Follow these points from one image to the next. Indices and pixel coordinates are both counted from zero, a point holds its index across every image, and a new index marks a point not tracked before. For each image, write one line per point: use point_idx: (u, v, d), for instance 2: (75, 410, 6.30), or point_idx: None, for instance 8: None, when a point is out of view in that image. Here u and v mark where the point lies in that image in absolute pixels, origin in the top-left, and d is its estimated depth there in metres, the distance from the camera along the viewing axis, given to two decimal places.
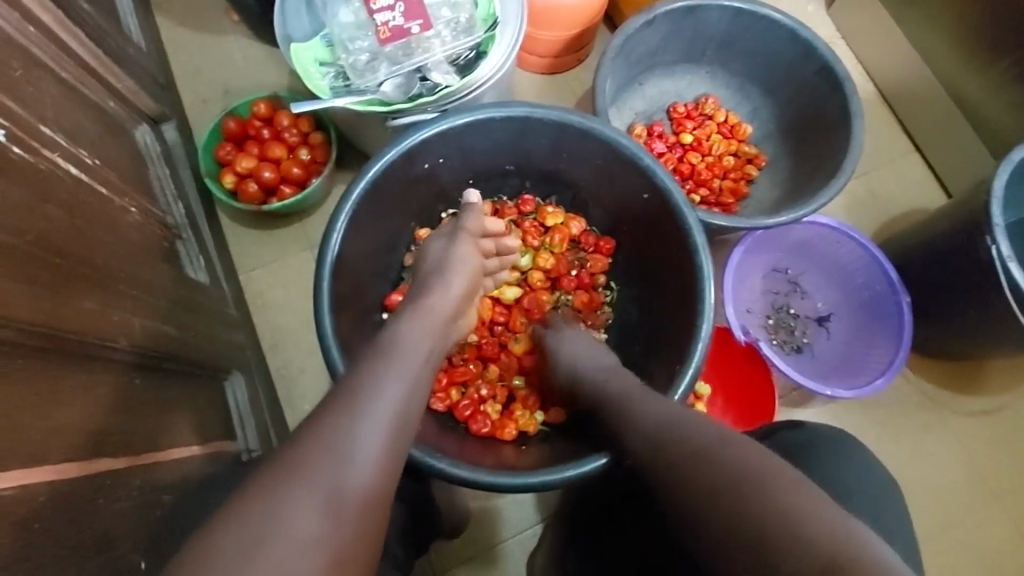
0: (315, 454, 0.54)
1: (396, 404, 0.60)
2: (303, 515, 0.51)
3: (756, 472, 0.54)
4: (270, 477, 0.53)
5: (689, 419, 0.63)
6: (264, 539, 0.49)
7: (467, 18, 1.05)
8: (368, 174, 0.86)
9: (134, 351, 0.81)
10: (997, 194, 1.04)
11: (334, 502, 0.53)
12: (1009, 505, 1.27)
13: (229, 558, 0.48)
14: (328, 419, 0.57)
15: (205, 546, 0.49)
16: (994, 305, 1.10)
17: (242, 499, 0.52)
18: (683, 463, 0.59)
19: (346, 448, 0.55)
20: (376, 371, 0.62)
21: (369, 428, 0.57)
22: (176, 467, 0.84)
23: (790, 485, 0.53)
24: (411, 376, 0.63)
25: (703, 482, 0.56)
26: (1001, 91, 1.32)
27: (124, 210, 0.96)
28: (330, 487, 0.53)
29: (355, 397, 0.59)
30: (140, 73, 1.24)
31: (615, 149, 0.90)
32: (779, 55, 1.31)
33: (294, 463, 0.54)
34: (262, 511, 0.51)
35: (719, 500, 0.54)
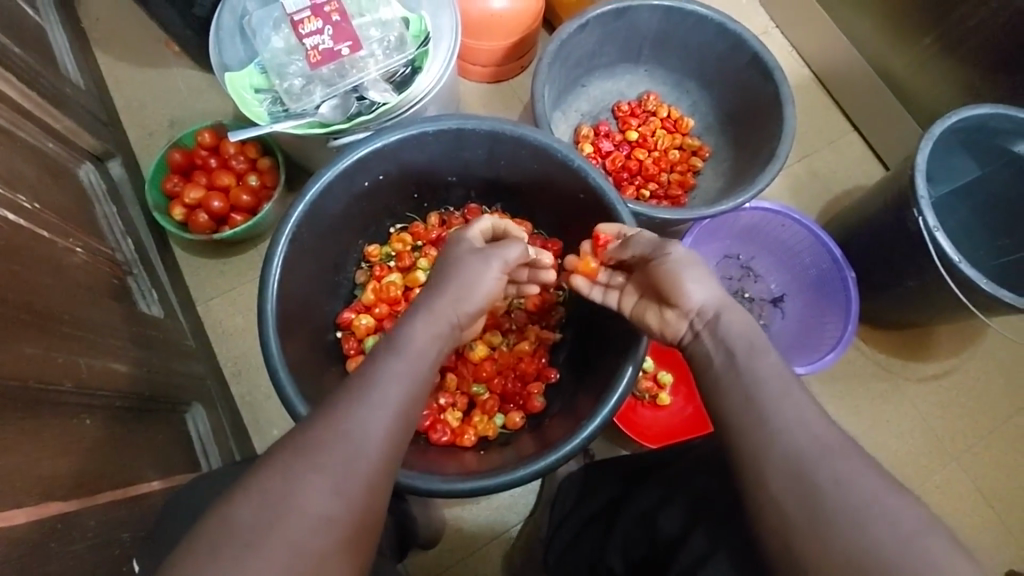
0: (325, 439, 0.56)
1: (402, 392, 0.62)
2: (316, 497, 0.53)
3: (838, 480, 0.54)
4: (279, 460, 0.55)
5: (764, 395, 0.62)
6: (276, 519, 0.51)
7: (397, 36, 1.07)
8: (307, 196, 0.88)
9: (81, 392, 0.81)
10: (920, 168, 1.09)
11: (346, 485, 0.54)
12: (964, 464, 1.33)
13: (247, 532, 0.50)
14: (334, 407, 0.59)
15: (222, 518, 0.51)
16: (929, 273, 1.15)
17: (253, 479, 0.54)
18: (759, 454, 0.58)
19: (354, 431, 0.57)
20: (386, 367, 0.63)
21: (376, 416, 0.59)
22: (134, 506, 0.83)
23: (874, 498, 0.52)
24: (416, 370, 0.64)
25: (779, 476, 0.56)
26: (925, 65, 1.38)
27: (69, 251, 0.96)
28: (341, 470, 0.55)
29: (362, 386, 0.61)
30: (79, 111, 1.24)
31: (549, 153, 0.93)
32: (710, 49, 1.35)
33: (303, 446, 0.55)
34: (274, 491, 0.52)
35: (799, 501, 0.54)
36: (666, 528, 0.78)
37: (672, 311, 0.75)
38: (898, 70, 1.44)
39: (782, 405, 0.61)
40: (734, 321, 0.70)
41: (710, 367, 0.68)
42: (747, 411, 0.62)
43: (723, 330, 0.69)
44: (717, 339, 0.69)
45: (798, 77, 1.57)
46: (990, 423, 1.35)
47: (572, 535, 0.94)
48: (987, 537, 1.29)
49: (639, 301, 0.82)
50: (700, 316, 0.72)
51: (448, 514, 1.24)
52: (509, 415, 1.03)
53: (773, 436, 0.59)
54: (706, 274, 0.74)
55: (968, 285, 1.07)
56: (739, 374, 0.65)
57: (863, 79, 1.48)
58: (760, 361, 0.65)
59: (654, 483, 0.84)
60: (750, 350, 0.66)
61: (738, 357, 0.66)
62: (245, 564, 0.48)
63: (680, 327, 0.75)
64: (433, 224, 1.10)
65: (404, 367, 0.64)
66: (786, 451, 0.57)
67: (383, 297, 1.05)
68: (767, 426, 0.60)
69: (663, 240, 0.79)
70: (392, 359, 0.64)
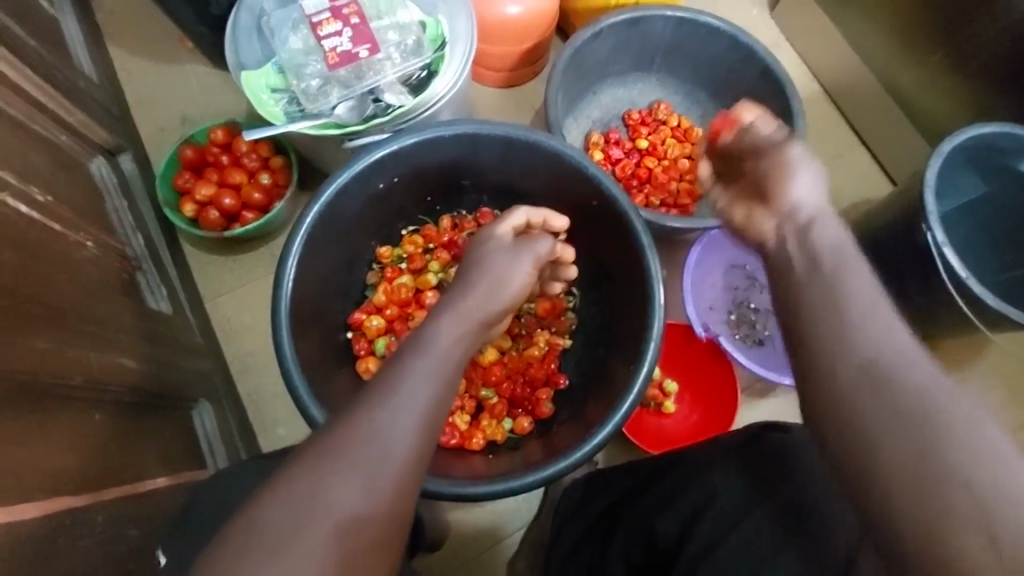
0: (352, 438, 0.56)
1: (429, 391, 0.61)
2: (342, 498, 0.54)
3: (964, 467, 0.50)
4: (306, 460, 0.55)
5: (889, 366, 0.56)
6: (303, 519, 0.52)
7: (415, 40, 1.08)
8: (323, 197, 0.88)
9: (91, 386, 0.81)
10: (930, 184, 1.10)
11: (372, 486, 0.55)
12: None
13: (277, 531, 0.52)
14: (360, 408, 0.58)
15: (254, 517, 0.53)
16: (936, 289, 1.15)
17: (282, 478, 0.55)
18: (873, 442, 0.54)
19: (379, 432, 0.57)
20: (411, 364, 0.62)
21: (402, 416, 0.58)
22: (140, 502, 0.83)
23: (1001, 487, 0.50)
24: (443, 368, 0.63)
25: (900, 461, 0.53)
26: (934, 82, 1.39)
27: (80, 245, 0.96)
28: (367, 471, 0.55)
29: (389, 385, 0.60)
30: (92, 106, 1.24)
31: (564, 160, 0.93)
32: (722, 60, 1.36)
33: (329, 446, 0.56)
34: (302, 490, 0.53)
35: (917, 492, 0.51)
36: (665, 532, 0.79)
37: (768, 210, 0.75)
38: (904, 86, 1.45)
39: (910, 376, 0.55)
40: (825, 228, 0.69)
41: (788, 267, 0.68)
42: (868, 386, 0.56)
43: (812, 234, 0.69)
44: (805, 244, 0.69)
45: (808, 90, 1.58)
46: None
47: (573, 540, 0.94)
48: None
49: (732, 198, 0.82)
50: (793, 216, 0.72)
51: (452, 517, 1.24)
52: (517, 420, 1.04)
53: (904, 419, 0.53)
54: (816, 179, 0.74)
55: (976, 302, 1.08)
56: (859, 336, 0.58)
57: (872, 94, 1.49)
58: (847, 286, 0.62)
59: (654, 489, 0.85)
60: (836, 263, 0.65)
61: (824, 267, 0.65)
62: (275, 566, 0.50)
63: (767, 226, 0.74)
64: (446, 227, 1.10)
65: (430, 364, 0.63)
66: (913, 434, 0.53)
67: (394, 299, 1.06)
68: (888, 407, 0.54)
69: (792, 140, 0.79)
70: (417, 356, 0.63)
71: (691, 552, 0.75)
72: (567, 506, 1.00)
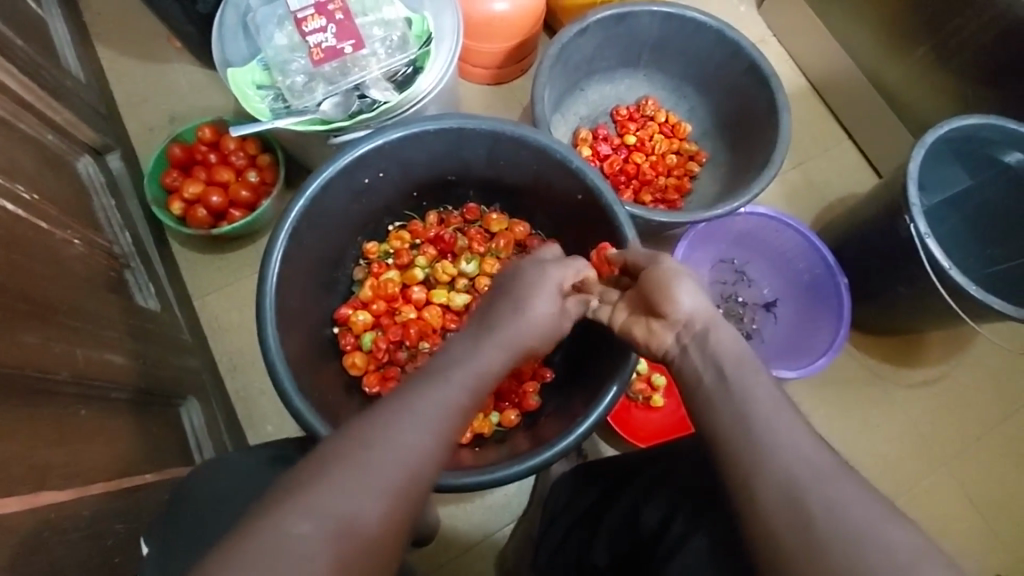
0: (390, 456, 0.57)
1: (460, 420, 0.63)
2: (353, 501, 0.53)
3: (833, 510, 0.53)
4: (334, 468, 0.55)
5: (762, 425, 0.60)
6: (312, 521, 0.51)
7: (400, 36, 1.08)
8: (307, 192, 0.88)
9: (77, 382, 0.81)
10: (913, 175, 1.11)
11: (401, 508, 0.56)
12: (953, 469, 1.34)
13: (309, 545, 0.50)
14: (378, 416, 0.59)
15: (283, 530, 0.50)
16: (919, 279, 1.16)
17: (296, 480, 0.54)
18: (756, 493, 0.56)
19: (396, 440, 0.58)
20: (451, 389, 0.64)
21: (436, 442, 0.60)
22: (126, 498, 0.83)
23: (868, 529, 0.52)
24: (472, 397, 0.66)
25: (780, 504, 0.55)
26: (918, 77, 1.40)
27: (67, 242, 0.96)
28: (399, 491, 0.56)
29: (407, 397, 0.62)
30: (79, 104, 1.24)
31: (549, 153, 0.94)
32: (708, 55, 1.37)
33: (346, 450, 0.56)
34: (337, 505, 0.52)
35: (798, 543, 0.53)
36: (648, 522, 0.79)
37: (660, 322, 0.74)
38: (890, 80, 1.45)
39: (779, 433, 0.59)
40: (721, 335, 0.69)
41: (698, 384, 0.67)
42: (744, 447, 0.59)
43: (712, 343, 0.68)
44: (707, 354, 0.68)
45: (794, 85, 1.59)
46: (977, 430, 1.36)
47: (561, 533, 0.95)
48: (974, 543, 1.30)
49: (623, 314, 0.79)
50: (685, 329, 0.71)
51: (441, 513, 1.25)
52: (504, 413, 1.05)
53: (777, 472, 0.56)
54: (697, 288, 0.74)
55: (958, 292, 1.09)
56: (733, 398, 0.63)
57: (858, 89, 1.50)
58: (754, 387, 0.63)
59: (638, 482, 0.85)
60: (738, 365, 0.66)
61: (728, 374, 0.65)
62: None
63: (666, 338, 0.73)
64: (432, 222, 1.11)
65: (463, 392, 0.65)
66: (786, 486, 0.55)
67: (381, 294, 1.06)
68: (763, 463, 0.58)
69: (659, 252, 0.79)
70: (454, 382, 0.65)
71: (675, 539, 0.74)
72: (556, 503, 1.00)
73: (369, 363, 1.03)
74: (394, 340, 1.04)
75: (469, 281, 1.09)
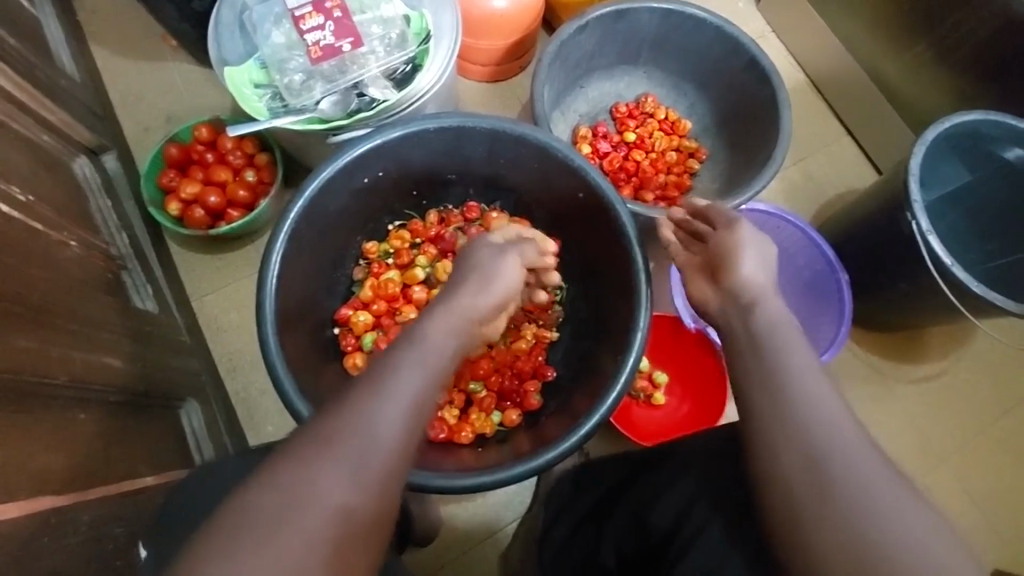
0: (343, 428, 0.57)
1: (417, 385, 0.62)
2: (333, 482, 0.54)
3: (854, 498, 0.54)
4: (298, 446, 0.56)
5: (797, 409, 0.61)
6: (296, 503, 0.52)
7: (398, 34, 1.07)
8: (305, 192, 0.87)
9: (75, 386, 0.80)
10: (913, 172, 1.10)
11: (362, 475, 0.55)
12: (955, 465, 1.35)
13: (264, 518, 0.51)
14: (353, 398, 0.59)
15: (241, 506, 0.52)
16: (920, 276, 1.17)
17: (277, 468, 0.54)
18: (782, 475, 0.58)
19: (377, 427, 0.57)
20: (400, 358, 0.64)
21: (388, 408, 0.59)
22: (125, 501, 0.83)
23: (889, 523, 0.52)
24: (431, 362, 0.65)
25: (802, 487, 0.57)
26: (919, 71, 1.39)
27: (62, 244, 0.95)
28: (357, 460, 0.55)
29: (376, 374, 0.62)
30: (75, 105, 1.23)
31: (549, 152, 0.93)
32: (708, 52, 1.37)
33: (327, 434, 0.56)
34: (293, 479, 0.53)
35: (815, 524, 0.55)
36: (658, 524, 0.78)
37: (717, 286, 0.80)
38: (889, 75, 1.45)
39: (815, 424, 0.59)
40: (768, 308, 0.73)
41: (733, 343, 0.73)
42: (779, 431, 0.61)
43: (756, 313, 0.73)
44: (749, 321, 0.73)
45: (794, 81, 1.59)
46: (978, 425, 1.37)
47: (568, 529, 0.94)
48: (979, 538, 1.30)
49: (687, 276, 0.86)
50: (740, 292, 0.76)
51: (443, 513, 1.24)
52: (506, 413, 1.04)
53: (806, 459, 0.58)
54: (756, 255, 0.79)
55: (960, 289, 1.08)
56: (769, 389, 0.64)
57: (858, 84, 1.50)
58: (794, 376, 0.64)
59: (648, 478, 0.84)
60: (775, 337, 0.69)
61: (761, 339, 0.70)
62: (256, 554, 0.49)
63: (718, 301, 0.79)
64: (432, 221, 1.10)
65: (416, 359, 0.64)
66: (817, 478, 0.56)
67: (381, 294, 1.06)
68: (793, 448, 0.59)
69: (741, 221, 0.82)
70: (408, 351, 0.65)
71: (685, 540, 0.74)
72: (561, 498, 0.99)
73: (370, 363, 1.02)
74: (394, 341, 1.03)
75: None
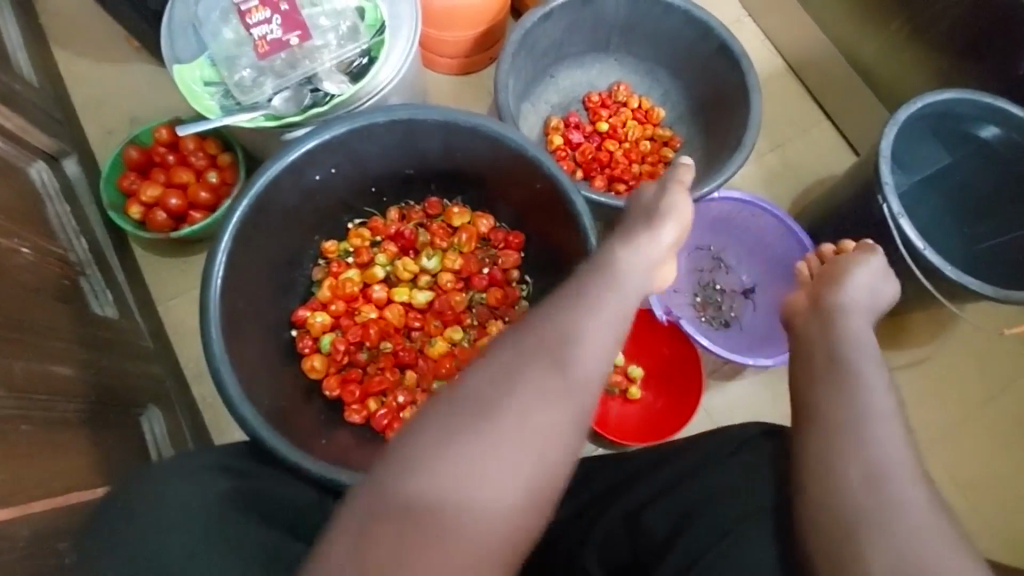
0: (521, 426, 0.52)
1: (594, 383, 0.57)
2: (513, 485, 0.51)
3: (906, 514, 0.54)
4: (471, 437, 0.51)
5: (854, 420, 0.60)
6: (468, 503, 0.50)
7: (350, 25, 1.04)
8: (250, 191, 0.84)
9: (18, 395, 0.78)
10: (885, 154, 1.08)
11: (536, 477, 0.52)
12: (942, 453, 1.32)
13: (434, 514, 0.49)
14: (529, 392, 0.54)
15: (403, 498, 0.50)
16: (896, 262, 1.14)
17: (472, 397, 0.53)
18: (830, 487, 0.58)
19: (557, 429, 0.53)
20: (578, 349, 0.57)
21: (567, 409, 0.54)
22: (75, 512, 0.81)
23: (934, 539, 0.53)
24: (607, 354, 0.58)
25: (854, 500, 0.57)
26: (895, 53, 1.37)
27: (13, 251, 0.92)
28: (534, 461, 0.52)
29: (556, 364, 0.55)
30: (32, 108, 1.20)
31: (505, 143, 0.90)
32: (680, 37, 1.34)
33: (499, 430, 0.52)
34: (470, 477, 0.50)
35: (863, 538, 0.55)
36: (652, 534, 0.75)
37: (809, 302, 0.77)
38: (866, 57, 1.43)
39: (869, 428, 0.59)
40: (847, 324, 0.71)
41: (806, 336, 0.72)
42: (835, 442, 0.60)
43: (836, 324, 0.71)
44: (827, 327, 0.72)
45: (770, 67, 1.55)
46: (962, 412, 1.34)
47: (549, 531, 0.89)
48: (965, 527, 1.28)
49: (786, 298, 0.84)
50: (831, 306, 0.74)
51: None
52: None
53: (863, 472, 0.57)
54: (865, 278, 0.79)
55: (933, 273, 1.06)
56: (831, 394, 0.63)
57: (836, 67, 1.47)
58: (855, 388, 0.63)
59: (641, 483, 0.81)
60: (856, 343, 0.68)
61: (849, 346, 0.68)
62: (431, 553, 0.48)
63: (802, 311, 0.77)
64: (393, 218, 1.07)
65: (595, 352, 0.57)
66: (870, 492, 0.56)
67: (340, 294, 1.04)
68: (847, 460, 0.58)
69: (863, 262, 0.81)
70: (585, 344, 0.57)
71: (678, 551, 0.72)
72: None
73: (329, 365, 1.01)
74: (353, 341, 1.03)
75: (433, 277, 1.08)
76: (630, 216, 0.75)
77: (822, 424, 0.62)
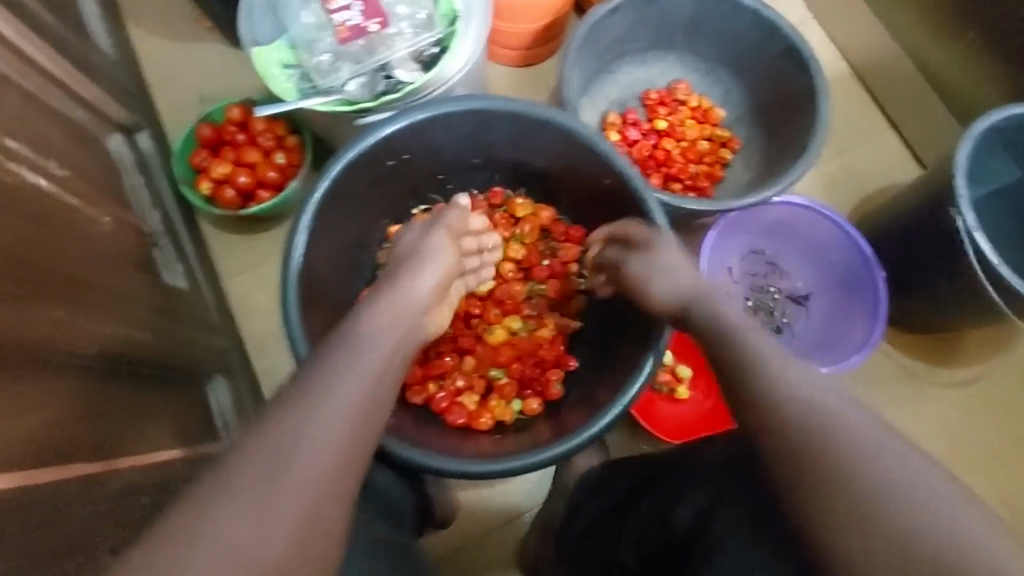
0: (312, 403, 0.60)
1: (378, 362, 0.68)
2: (316, 454, 0.57)
3: (924, 507, 0.54)
4: (270, 422, 0.58)
5: (832, 419, 0.60)
6: (277, 475, 0.55)
7: (426, 14, 1.06)
8: (330, 172, 0.87)
9: (103, 357, 0.82)
10: (961, 165, 1.05)
11: (328, 449, 0.58)
12: (993, 474, 1.30)
13: (247, 488, 0.53)
14: (324, 375, 0.63)
15: (223, 480, 0.54)
16: (962, 276, 1.11)
17: (233, 472, 0.54)
18: (839, 491, 0.56)
19: (337, 403, 0.61)
20: (357, 339, 0.68)
21: (352, 384, 0.63)
22: (154, 472, 0.85)
23: (955, 523, 0.53)
24: (384, 345, 0.70)
25: (864, 500, 0.55)
26: (969, 62, 1.33)
27: (96, 220, 0.96)
28: (326, 431, 0.59)
29: (342, 353, 0.66)
30: (111, 84, 1.25)
31: (577, 138, 0.91)
32: (746, 37, 1.32)
33: (299, 409, 0.59)
34: (278, 449, 0.56)
35: (891, 540, 0.53)
36: (681, 522, 0.76)
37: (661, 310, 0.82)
38: (937, 64, 1.38)
39: (843, 425, 0.59)
40: (699, 311, 0.76)
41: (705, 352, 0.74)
42: (821, 447, 0.59)
43: (692, 319, 0.76)
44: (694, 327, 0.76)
45: (836, 71, 1.52)
46: (1017, 433, 1.31)
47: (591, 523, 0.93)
48: None
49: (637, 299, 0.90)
50: (672, 307, 0.79)
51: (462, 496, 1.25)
52: (526, 401, 1.02)
53: (861, 470, 0.56)
54: (682, 264, 0.81)
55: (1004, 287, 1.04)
56: (793, 400, 0.62)
57: (904, 73, 1.43)
58: (814, 386, 0.63)
59: (671, 473, 0.82)
60: (719, 337, 0.72)
61: (711, 351, 0.72)
62: (245, 523, 0.52)
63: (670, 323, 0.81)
64: None
65: (374, 344, 0.69)
66: (878, 489, 0.55)
67: None
68: (843, 461, 0.57)
69: (641, 239, 0.85)
70: (368, 338, 0.69)
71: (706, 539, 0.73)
72: (583, 492, 0.99)
73: None
74: None
75: None
76: (398, 247, 0.90)
77: (802, 431, 0.60)
